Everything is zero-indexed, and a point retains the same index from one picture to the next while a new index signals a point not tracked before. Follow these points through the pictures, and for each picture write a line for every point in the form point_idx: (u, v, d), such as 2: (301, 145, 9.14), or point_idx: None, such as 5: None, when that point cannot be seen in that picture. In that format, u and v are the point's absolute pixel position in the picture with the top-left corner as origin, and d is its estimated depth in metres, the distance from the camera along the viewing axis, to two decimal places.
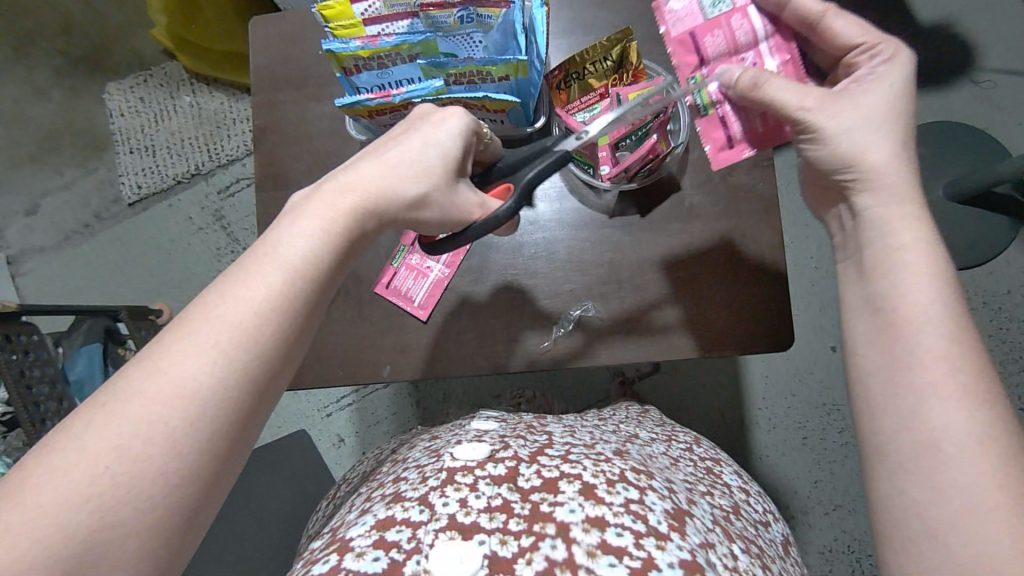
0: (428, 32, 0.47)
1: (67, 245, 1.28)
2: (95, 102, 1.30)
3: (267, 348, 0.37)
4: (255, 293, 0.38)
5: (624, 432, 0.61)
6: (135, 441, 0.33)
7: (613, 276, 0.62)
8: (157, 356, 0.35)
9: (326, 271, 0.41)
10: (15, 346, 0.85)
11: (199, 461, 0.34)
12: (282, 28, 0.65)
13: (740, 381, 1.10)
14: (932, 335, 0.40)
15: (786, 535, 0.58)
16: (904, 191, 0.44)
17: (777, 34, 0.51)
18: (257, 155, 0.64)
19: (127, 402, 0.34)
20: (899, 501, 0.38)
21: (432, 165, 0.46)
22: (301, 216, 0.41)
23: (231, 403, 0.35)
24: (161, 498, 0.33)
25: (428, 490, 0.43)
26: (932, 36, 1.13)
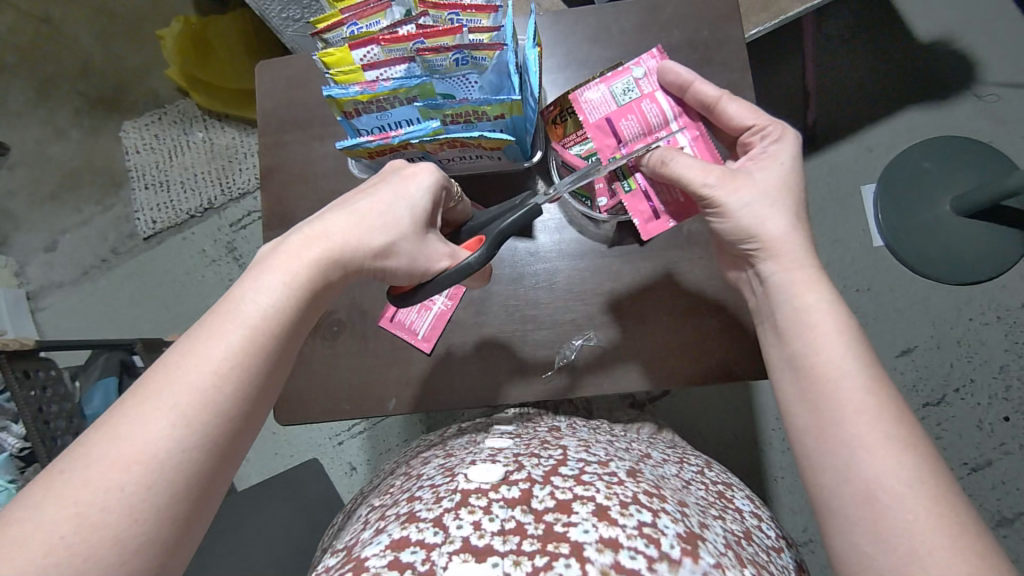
0: (424, 75, 0.48)
1: (85, 280, 1.32)
2: (112, 140, 1.34)
3: (227, 407, 0.39)
4: (220, 350, 0.39)
5: (636, 450, 0.61)
6: (93, 508, 0.34)
7: (613, 305, 0.62)
8: (128, 406, 0.37)
9: (290, 325, 0.42)
10: (32, 382, 0.88)
11: (157, 527, 0.35)
12: (287, 71, 0.67)
13: (752, 401, 1.10)
14: (844, 388, 0.42)
15: (800, 562, 0.56)
16: (800, 256, 0.48)
17: (684, 116, 0.57)
18: (264, 194, 0.66)
19: (86, 468, 0.35)
20: (854, 554, 0.39)
21: (394, 218, 0.48)
22: (265, 270, 0.42)
23: (191, 466, 0.37)
24: (118, 566, 0.34)
25: (443, 511, 0.44)
26: (933, 52, 1.14)
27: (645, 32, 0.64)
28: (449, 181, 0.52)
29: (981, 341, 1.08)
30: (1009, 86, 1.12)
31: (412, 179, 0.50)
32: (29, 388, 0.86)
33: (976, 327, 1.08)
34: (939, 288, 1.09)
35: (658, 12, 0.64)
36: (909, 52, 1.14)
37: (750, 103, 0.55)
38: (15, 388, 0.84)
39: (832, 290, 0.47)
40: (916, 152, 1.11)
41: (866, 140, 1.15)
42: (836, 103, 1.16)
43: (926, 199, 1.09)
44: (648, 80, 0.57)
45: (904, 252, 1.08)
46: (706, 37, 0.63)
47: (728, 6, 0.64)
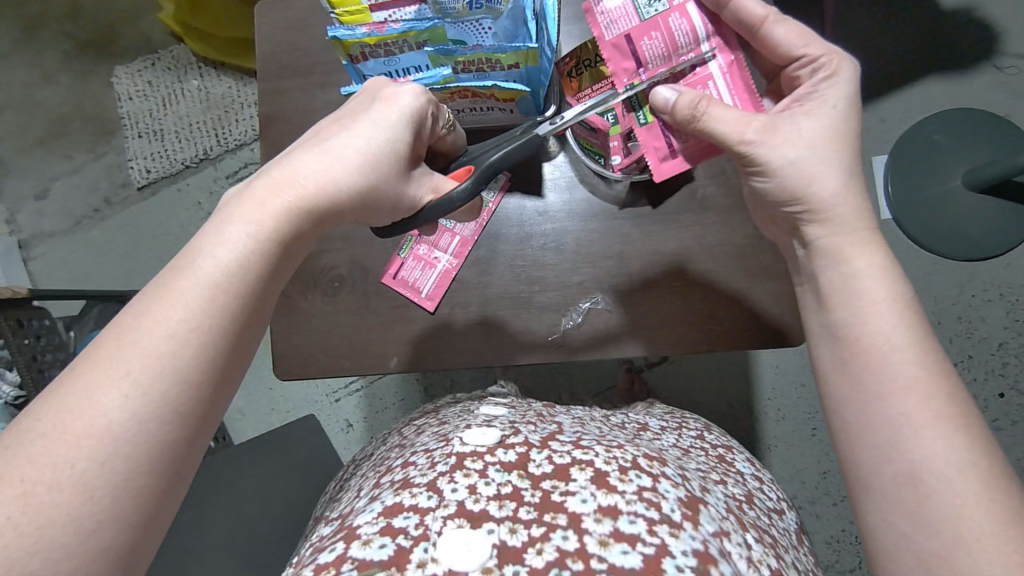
0: (435, 19, 0.45)
1: (78, 230, 1.29)
2: (103, 85, 1.29)
3: (187, 373, 0.37)
4: (183, 308, 0.38)
5: (634, 424, 0.61)
6: (41, 487, 0.33)
7: (622, 268, 0.61)
8: (83, 372, 0.36)
9: (254, 282, 0.40)
10: (26, 331, 0.86)
11: (118, 500, 0.34)
12: (287, 14, 0.64)
13: (749, 371, 1.10)
14: (901, 364, 0.41)
15: (799, 524, 0.57)
16: (857, 218, 0.46)
17: (716, 35, 0.50)
18: (262, 144, 0.64)
19: (31, 444, 0.34)
20: (891, 532, 0.40)
21: (367, 160, 0.45)
22: (228, 220, 0.40)
23: (150, 438, 0.36)
24: (76, 544, 0.33)
25: (437, 475, 0.43)
26: (954, 20, 1.11)
27: None
28: (436, 107, 0.49)
29: (983, 318, 1.08)
30: None
31: (393, 108, 0.46)
32: (23, 338, 0.85)
33: (979, 304, 1.08)
34: (944, 263, 1.08)
35: None
36: (930, 19, 1.11)
37: (797, 24, 0.49)
38: (7, 336, 0.82)
39: (888, 256, 0.45)
40: (931, 125, 1.08)
41: (880, 110, 1.12)
42: None
43: (940, 172, 1.06)
44: None
45: (913, 228, 1.06)
46: None
47: None
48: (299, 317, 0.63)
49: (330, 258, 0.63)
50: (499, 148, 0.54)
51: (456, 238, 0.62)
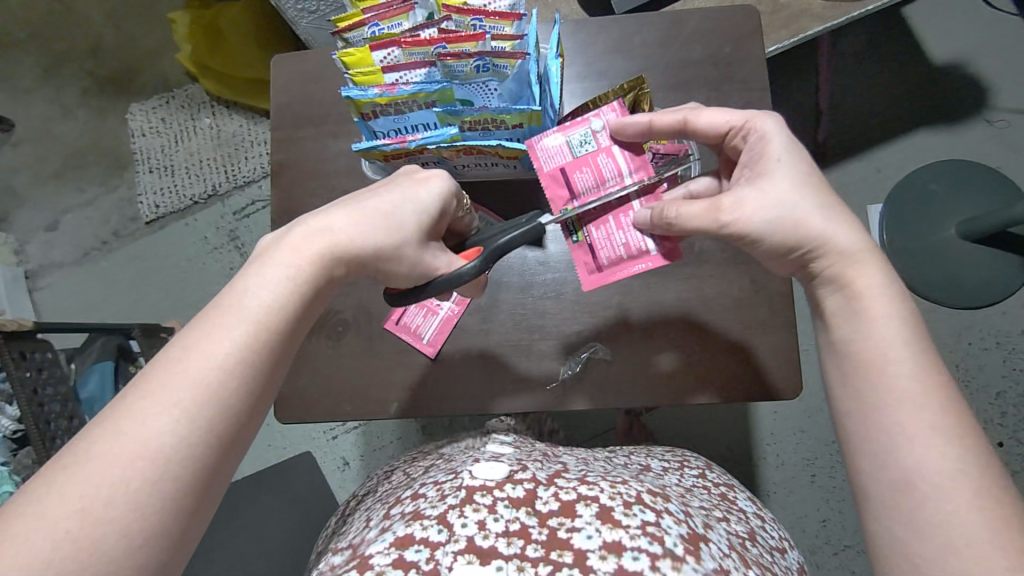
0: (445, 82, 0.48)
1: (85, 261, 1.31)
2: (119, 121, 1.33)
3: (231, 403, 0.38)
4: (226, 343, 0.39)
5: (637, 464, 0.62)
6: (97, 506, 0.33)
7: (621, 318, 0.62)
8: (130, 402, 0.36)
9: (290, 318, 0.42)
10: (29, 364, 0.87)
11: (164, 522, 0.35)
12: (303, 67, 0.67)
13: (749, 416, 1.09)
14: (898, 374, 0.41)
15: (801, 562, 0.56)
16: (856, 247, 0.45)
17: (640, 171, 0.52)
18: (274, 190, 0.66)
19: (87, 465, 0.34)
20: (889, 537, 0.39)
21: (397, 214, 0.47)
22: (268, 264, 0.42)
23: (193, 461, 0.36)
24: (123, 559, 0.33)
25: (448, 508, 0.43)
26: (945, 75, 1.14)
27: (666, 44, 0.64)
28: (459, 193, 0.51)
29: (981, 366, 1.08)
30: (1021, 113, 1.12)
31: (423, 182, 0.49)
32: (25, 370, 0.86)
33: (976, 352, 1.08)
34: (942, 311, 1.09)
35: (680, 25, 0.64)
36: (921, 74, 1.15)
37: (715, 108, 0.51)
38: (11, 368, 0.83)
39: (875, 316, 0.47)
40: (926, 175, 1.10)
41: (875, 161, 1.15)
42: (848, 120, 1.16)
43: (935, 221, 1.08)
44: (606, 133, 0.52)
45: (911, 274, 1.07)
46: (728, 54, 0.63)
47: (751, 24, 0.63)
48: (303, 360, 0.63)
49: (335, 303, 0.64)
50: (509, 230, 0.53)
51: None
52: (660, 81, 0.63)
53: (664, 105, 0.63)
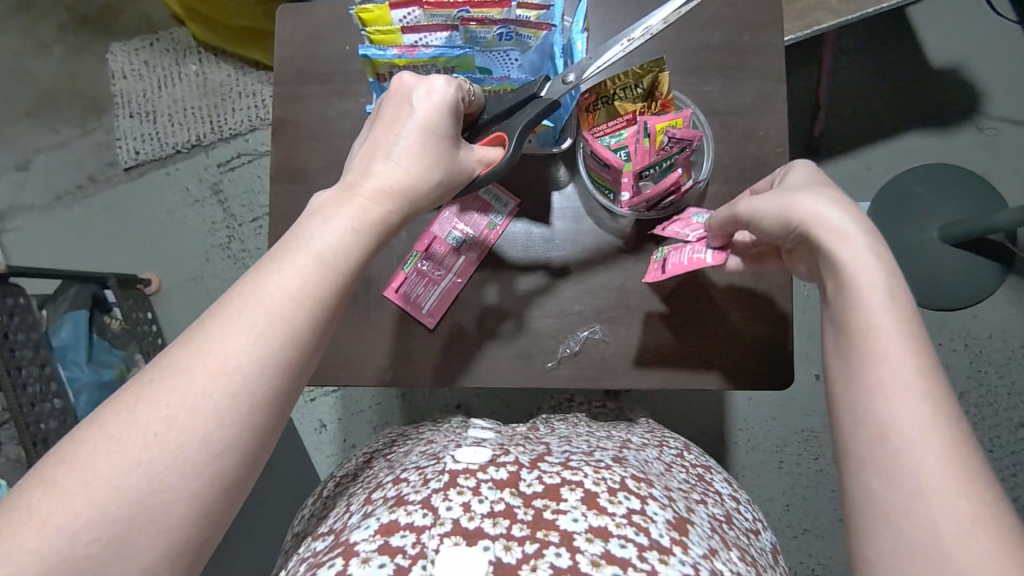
0: (466, 48, 0.49)
1: (58, 206, 1.26)
2: (97, 61, 1.27)
3: (302, 333, 0.37)
4: (291, 281, 0.38)
5: (618, 437, 0.61)
6: (182, 412, 0.33)
7: (622, 301, 0.62)
8: (201, 336, 0.35)
9: (357, 258, 0.41)
10: (0, 309, 0.85)
11: (241, 436, 0.35)
12: (308, 21, 0.64)
13: (725, 401, 1.12)
14: (885, 337, 0.37)
15: (774, 544, 0.58)
16: (840, 220, 0.41)
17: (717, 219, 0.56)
18: (275, 148, 0.64)
19: (166, 387, 0.34)
20: (862, 495, 0.35)
21: (441, 145, 0.45)
22: (331, 210, 0.41)
23: (268, 385, 0.36)
24: (203, 466, 0.33)
25: (431, 493, 0.43)
26: (940, 78, 1.16)
27: (684, 28, 0.63)
28: (467, 92, 0.47)
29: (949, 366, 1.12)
30: (1010, 122, 1.14)
31: (434, 97, 0.45)
32: None
33: (946, 353, 1.12)
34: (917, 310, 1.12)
35: (700, 8, 0.63)
36: (918, 76, 1.16)
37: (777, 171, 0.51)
38: None
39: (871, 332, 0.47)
40: (912, 175, 1.12)
41: (866, 159, 1.16)
42: (844, 116, 1.16)
43: (919, 222, 1.09)
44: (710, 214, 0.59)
45: None
46: (746, 42, 0.63)
47: (771, 14, 0.63)
48: None
49: None
50: (527, 108, 0.50)
51: (461, 258, 0.63)
52: (677, 65, 0.63)
53: (681, 89, 0.63)
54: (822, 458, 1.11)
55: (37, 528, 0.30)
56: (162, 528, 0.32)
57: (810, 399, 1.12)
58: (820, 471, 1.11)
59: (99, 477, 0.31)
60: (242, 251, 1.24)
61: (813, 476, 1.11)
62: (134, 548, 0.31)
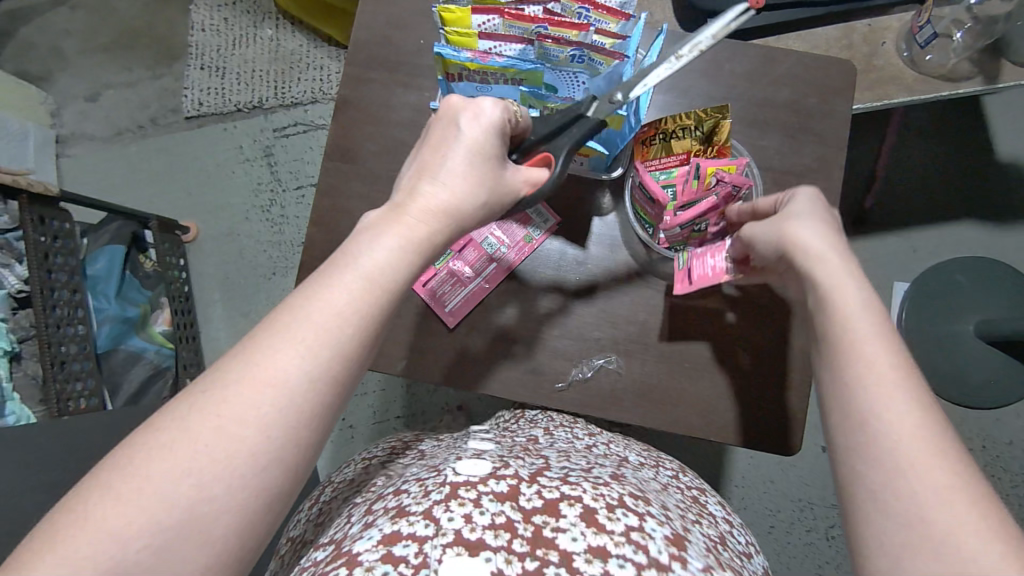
0: (537, 63, 0.49)
1: (118, 141, 1.30)
2: (181, 11, 1.31)
3: (347, 349, 0.38)
4: (337, 299, 0.38)
5: (614, 453, 0.60)
6: (232, 423, 0.34)
7: (641, 337, 0.63)
8: (252, 349, 0.36)
9: (403, 278, 0.41)
10: (46, 230, 0.89)
11: (286, 448, 0.35)
12: (389, 10, 0.66)
13: (724, 454, 1.10)
14: (865, 348, 0.39)
15: (765, 567, 0.57)
16: (818, 245, 0.44)
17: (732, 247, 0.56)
18: (332, 125, 0.65)
19: (218, 397, 0.34)
20: (870, 518, 0.35)
21: (494, 163, 0.46)
22: (380, 232, 0.41)
23: (314, 401, 0.36)
24: (249, 477, 0.34)
25: (432, 504, 0.42)
26: (1003, 173, 1.13)
27: (753, 80, 0.63)
28: (515, 114, 0.46)
29: None
30: None
31: (481, 119, 0.45)
32: (40, 234, 0.87)
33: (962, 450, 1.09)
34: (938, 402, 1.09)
35: (772, 65, 0.63)
36: (980, 167, 1.14)
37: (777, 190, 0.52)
38: (28, 228, 0.85)
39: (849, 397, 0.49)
40: (956, 264, 1.10)
41: (914, 239, 1.14)
42: (898, 193, 1.14)
43: (958, 313, 1.07)
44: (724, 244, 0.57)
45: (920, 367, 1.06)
46: (812, 105, 0.63)
47: (843, 81, 0.63)
48: None
49: None
50: (575, 127, 0.48)
51: (493, 264, 0.63)
52: (740, 114, 0.63)
53: (739, 138, 0.62)
54: (813, 531, 1.08)
55: (91, 535, 0.31)
56: (209, 538, 0.33)
57: (811, 469, 1.10)
58: (809, 543, 1.08)
59: (153, 484, 0.32)
60: (281, 217, 1.26)
61: (802, 547, 1.08)
62: (183, 555, 0.32)
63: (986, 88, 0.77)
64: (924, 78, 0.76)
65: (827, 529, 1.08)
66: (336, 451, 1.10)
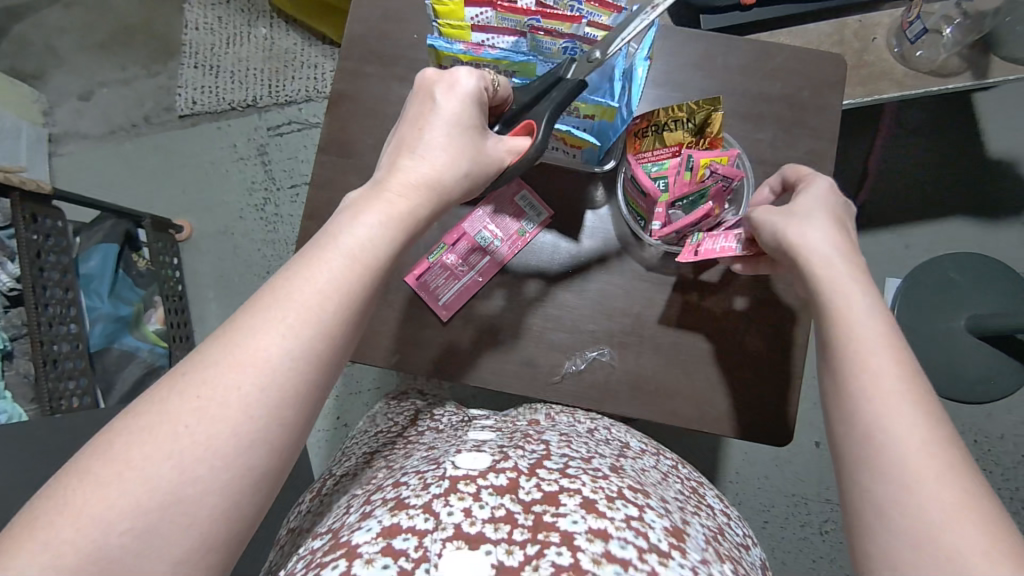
0: (530, 55, 0.51)
1: (111, 139, 1.30)
2: (175, 9, 1.31)
3: (329, 327, 0.38)
4: (317, 277, 0.38)
5: (616, 441, 0.59)
6: (213, 403, 0.34)
7: (636, 329, 0.63)
8: (233, 330, 0.36)
9: (385, 257, 0.41)
10: (37, 228, 0.88)
11: (269, 427, 0.35)
12: (385, 5, 0.66)
13: (720, 450, 1.10)
14: (869, 358, 0.39)
15: (763, 561, 0.57)
16: (828, 255, 0.45)
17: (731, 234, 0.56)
18: (328, 119, 0.65)
19: (198, 378, 0.35)
20: (876, 531, 0.35)
21: (476, 144, 0.46)
22: (360, 210, 0.41)
23: (296, 378, 0.36)
24: (233, 458, 0.34)
25: (432, 497, 0.42)
26: (995, 170, 1.14)
27: (747, 73, 0.63)
28: (493, 82, 0.47)
29: None
30: None
31: (456, 90, 0.45)
32: (31, 232, 0.87)
33: None
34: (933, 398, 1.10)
35: (766, 59, 0.64)
36: (972, 164, 1.14)
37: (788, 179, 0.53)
38: (20, 225, 0.85)
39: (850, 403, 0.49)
40: (950, 260, 1.10)
41: (907, 236, 1.15)
42: (892, 190, 1.15)
43: (950, 309, 1.07)
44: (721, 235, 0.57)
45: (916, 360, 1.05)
46: (806, 98, 0.63)
47: (836, 74, 0.63)
48: None
49: None
50: (553, 92, 0.48)
51: (486, 258, 0.63)
52: (734, 107, 0.63)
53: (732, 132, 0.63)
54: (808, 527, 1.09)
55: (74, 518, 0.31)
56: (194, 520, 0.33)
57: (805, 464, 1.10)
58: (804, 539, 1.09)
59: (135, 467, 0.32)
60: (275, 215, 1.26)
61: (797, 543, 1.09)
62: (168, 539, 0.32)
63: (977, 83, 0.78)
64: (915, 74, 0.77)
65: (821, 525, 1.09)
66: (331, 450, 1.10)
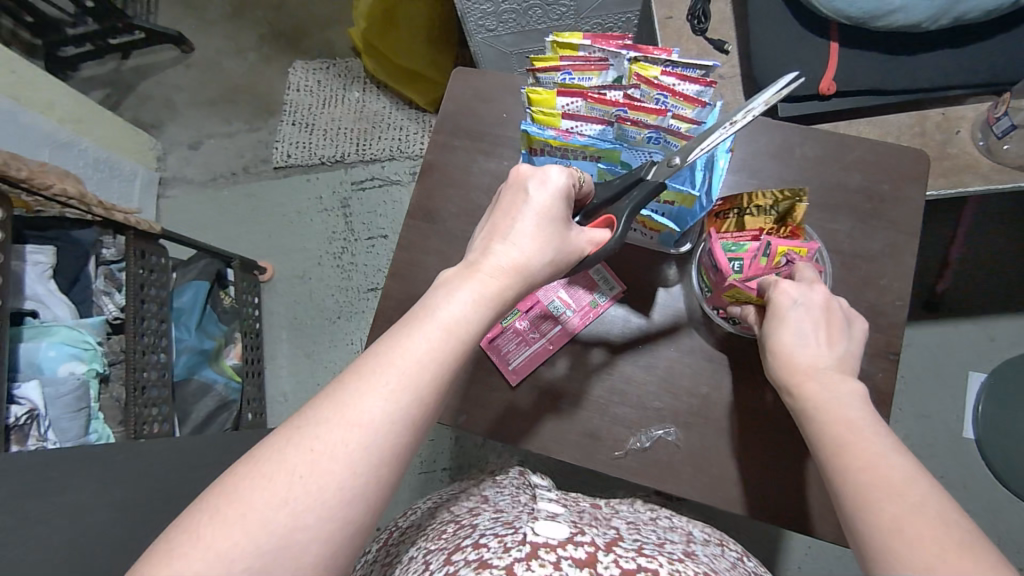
0: (616, 143, 0.54)
1: (212, 185, 1.42)
2: (281, 73, 1.45)
3: (424, 394, 0.40)
4: (414, 346, 0.41)
5: (679, 528, 0.60)
6: (324, 457, 0.37)
7: (702, 410, 0.63)
8: (338, 390, 0.39)
9: (477, 331, 0.43)
10: (145, 264, 0.97)
11: (370, 484, 0.37)
12: (477, 86, 0.72)
13: (780, 542, 1.05)
14: (846, 455, 0.41)
15: None
16: (807, 359, 0.48)
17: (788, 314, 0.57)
18: (417, 186, 0.70)
19: (311, 432, 0.37)
20: None
21: (567, 229, 0.49)
22: (456, 286, 0.44)
23: (395, 440, 0.39)
24: (337, 508, 0.36)
25: (514, 561, 0.42)
26: None
27: (824, 163, 0.64)
28: (580, 179, 0.50)
29: None
30: None
31: (548, 185, 0.48)
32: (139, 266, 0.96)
33: None
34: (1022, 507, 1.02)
35: (844, 151, 0.65)
36: None
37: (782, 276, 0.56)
38: (131, 260, 0.94)
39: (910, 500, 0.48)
40: None
41: (991, 329, 1.09)
42: (974, 280, 1.10)
43: None
44: None
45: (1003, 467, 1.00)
46: (885, 190, 0.63)
47: (916, 168, 0.63)
48: None
49: None
50: (633, 192, 0.51)
51: (557, 326, 0.65)
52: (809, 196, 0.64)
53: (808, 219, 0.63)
54: None
55: (202, 550, 0.34)
56: (300, 564, 0.35)
57: None
58: None
59: (255, 511, 0.35)
60: (351, 264, 1.33)
61: None
62: None
63: None
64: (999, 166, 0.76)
65: None
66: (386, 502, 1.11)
